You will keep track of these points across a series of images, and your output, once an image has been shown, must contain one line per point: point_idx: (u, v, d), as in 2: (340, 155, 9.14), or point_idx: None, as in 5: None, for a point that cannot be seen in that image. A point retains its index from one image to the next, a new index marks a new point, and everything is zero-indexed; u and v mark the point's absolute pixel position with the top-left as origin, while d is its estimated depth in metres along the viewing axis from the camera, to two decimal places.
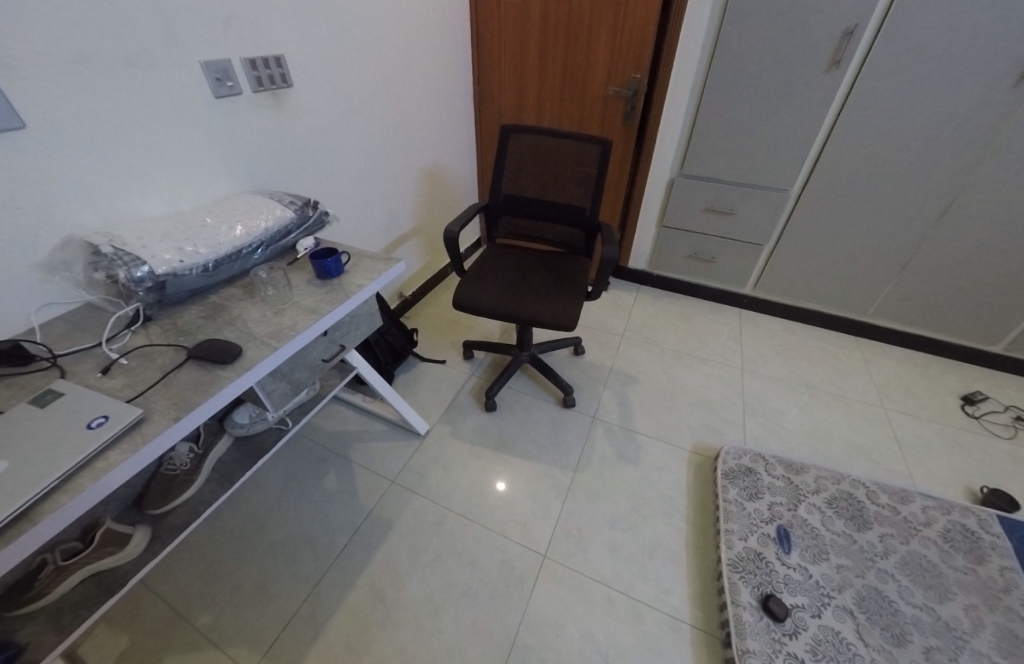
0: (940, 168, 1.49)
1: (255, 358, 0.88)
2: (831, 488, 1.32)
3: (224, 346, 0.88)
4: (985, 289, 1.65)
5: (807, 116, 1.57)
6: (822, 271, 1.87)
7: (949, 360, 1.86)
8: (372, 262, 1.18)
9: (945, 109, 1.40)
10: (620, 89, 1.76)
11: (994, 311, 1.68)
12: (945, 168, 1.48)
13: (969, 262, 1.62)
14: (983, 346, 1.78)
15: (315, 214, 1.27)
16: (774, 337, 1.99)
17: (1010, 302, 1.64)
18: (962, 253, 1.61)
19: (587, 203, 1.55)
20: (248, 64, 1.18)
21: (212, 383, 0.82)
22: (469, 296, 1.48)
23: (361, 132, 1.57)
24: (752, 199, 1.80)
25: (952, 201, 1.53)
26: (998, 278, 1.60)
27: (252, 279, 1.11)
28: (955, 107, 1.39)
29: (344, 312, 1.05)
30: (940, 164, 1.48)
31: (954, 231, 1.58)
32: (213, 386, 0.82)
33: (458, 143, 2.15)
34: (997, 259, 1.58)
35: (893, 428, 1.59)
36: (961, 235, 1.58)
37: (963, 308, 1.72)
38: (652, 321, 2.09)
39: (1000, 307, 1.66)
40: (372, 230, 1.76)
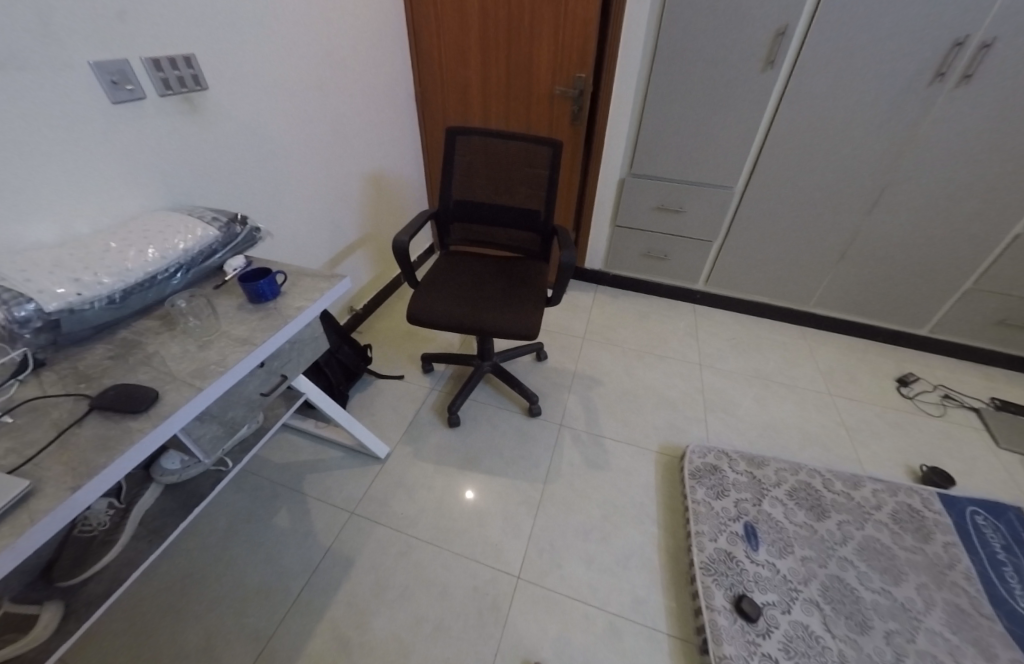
0: (869, 163, 1.56)
1: (177, 403, 0.75)
2: (790, 479, 1.36)
3: (134, 391, 0.74)
4: (913, 276, 1.75)
5: (747, 114, 1.60)
6: (768, 265, 1.93)
7: (884, 344, 1.97)
8: (313, 281, 1.05)
9: (871, 107, 1.46)
10: (565, 89, 1.72)
11: (921, 296, 1.79)
12: (873, 163, 1.56)
13: (897, 252, 1.72)
14: (911, 330, 1.91)
15: (244, 229, 1.14)
16: (728, 331, 2.04)
17: (935, 287, 1.75)
18: (892, 243, 1.70)
19: (540, 206, 1.50)
20: (151, 64, 1.04)
21: (120, 440, 0.69)
22: (424, 308, 1.39)
23: (291, 136, 1.44)
24: (701, 196, 1.82)
25: (881, 194, 1.61)
26: (924, 265, 1.71)
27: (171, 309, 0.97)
28: (880, 105, 1.45)
29: (283, 340, 0.93)
30: (868, 160, 1.55)
31: (883, 222, 1.66)
32: (122, 443, 0.69)
33: (402, 147, 2.05)
34: (922, 247, 1.67)
35: (840, 414, 1.66)
36: (889, 226, 1.67)
37: (895, 294, 1.82)
38: (612, 321, 2.09)
39: (926, 293, 1.77)
40: (312, 243, 1.64)
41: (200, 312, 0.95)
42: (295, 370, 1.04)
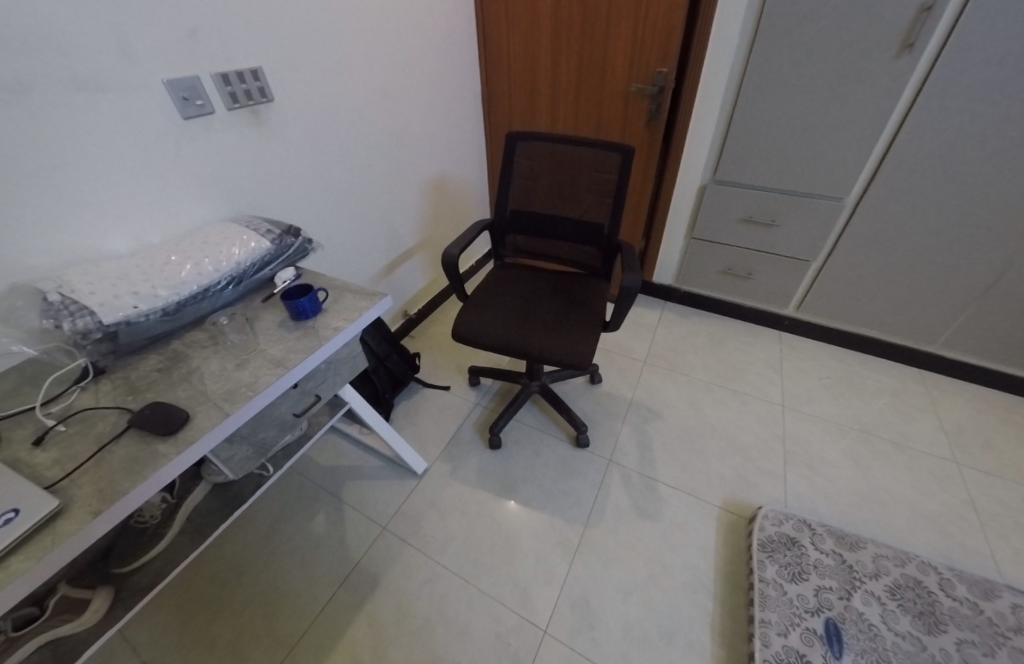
0: None
1: (203, 428, 0.75)
2: (893, 572, 1.11)
3: (167, 411, 0.75)
4: None
5: (871, 111, 1.30)
6: (883, 294, 1.59)
7: None
8: (355, 297, 1.02)
9: None
10: (643, 85, 1.54)
11: None
12: None
13: None
14: None
15: (297, 241, 1.14)
16: (822, 368, 1.73)
17: None
18: None
19: (605, 219, 1.36)
20: (220, 79, 1.06)
21: (146, 463, 0.70)
22: (468, 325, 1.31)
23: (353, 144, 1.44)
24: (800, 210, 1.55)
25: None
26: None
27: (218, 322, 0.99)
28: None
29: (317, 361, 0.90)
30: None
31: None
32: (146, 467, 0.69)
33: (465, 150, 1.99)
34: None
35: (969, 490, 1.32)
36: None
37: None
38: (681, 344, 1.88)
39: None
40: (369, 249, 1.65)
41: (242, 327, 0.95)
42: (331, 390, 0.99)
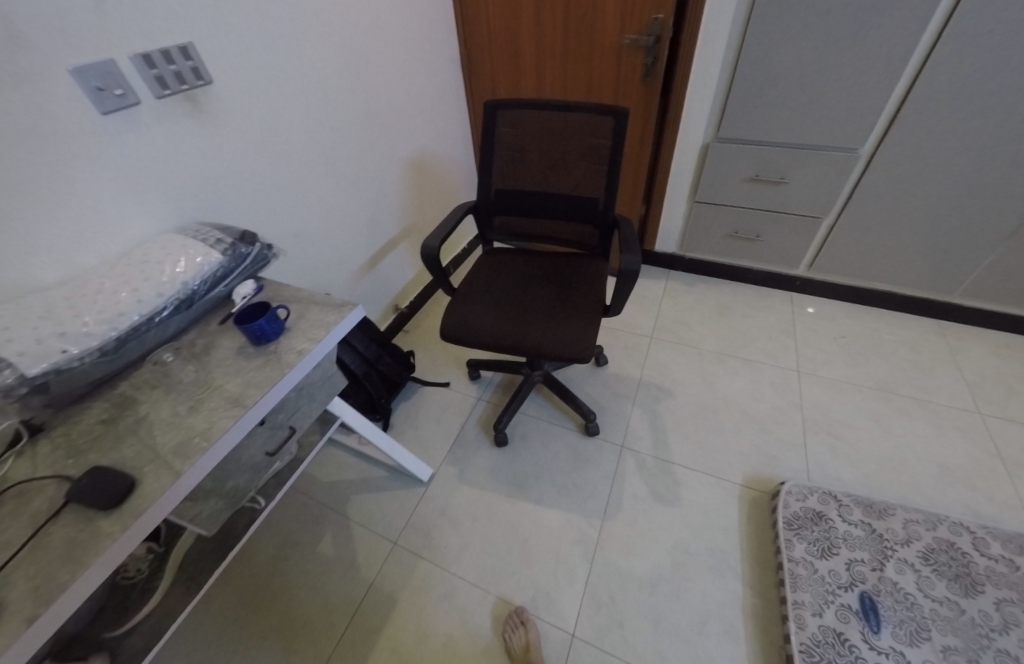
0: None
1: (152, 495, 0.63)
2: (925, 537, 1.08)
3: (108, 479, 0.64)
4: None
5: (888, 49, 1.25)
6: (892, 241, 1.60)
7: None
8: (321, 310, 0.91)
9: None
10: (637, 37, 1.42)
11: None
12: None
13: None
14: None
15: (254, 248, 1.01)
16: (838, 328, 1.74)
17: None
18: None
19: (599, 193, 1.24)
20: (141, 60, 0.89)
21: (87, 547, 0.59)
22: (460, 322, 1.20)
23: (318, 131, 1.31)
24: (812, 164, 1.52)
25: None
26: None
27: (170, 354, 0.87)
28: None
29: (282, 392, 0.78)
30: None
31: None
32: (87, 552, 0.58)
33: (450, 126, 1.87)
34: None
35: (993, 440, 1.34)
36: None
37: None
38: (686, 315, 1.83)
39: None
40: (347, 244, 1.53)
41: (191, 361, 0.84)
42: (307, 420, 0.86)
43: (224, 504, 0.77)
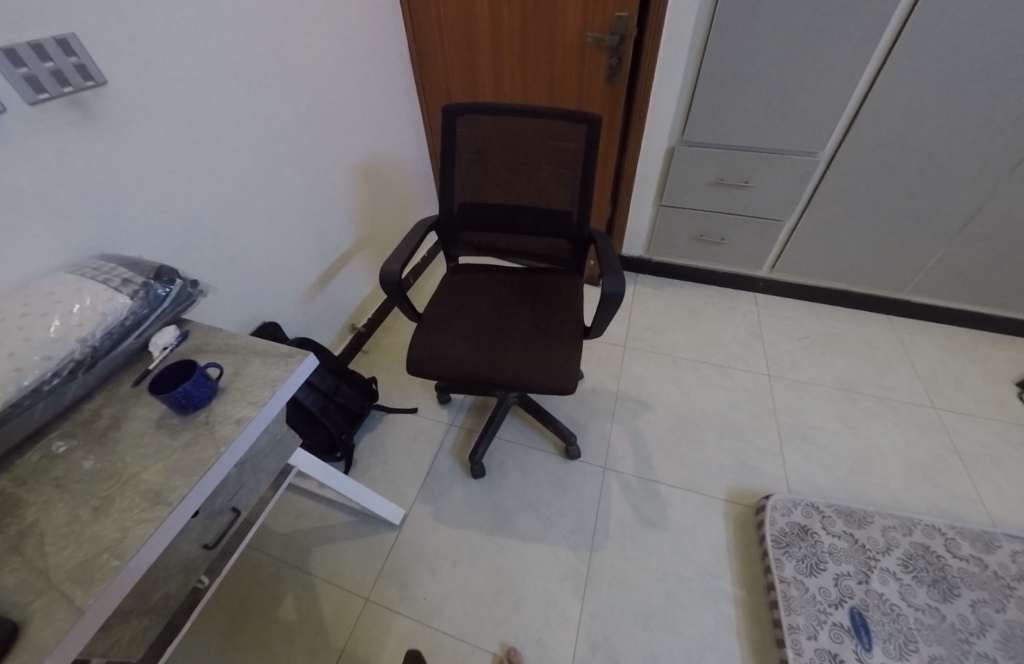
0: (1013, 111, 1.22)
1: (43, 647, 0.49)
2: (903, 543, 1.10)
3: None
4: None
5: (847, 55, 1.24)
6: (850, 242, 1.63)
7: (993, 335, 1.69)
8: (263, 365, 0.78)
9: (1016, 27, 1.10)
10: (600, 36, 1.34)
11: None
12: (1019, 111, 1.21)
13: None
14: None
15: (174, 288, 0.85)
16: (800, 327, 1.77)
17: None
18: None
19: (571, 205, 1.16)
20: (4, 56, 0.70)
21: None
22: (428, 354, 1.09)
23: (248, 138, 1.13)
24: (775, 169, 1.52)
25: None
26: None
27: (69, 429, 0.71)
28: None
29: (218, 476, 0.65)
30: (1017, 106, 1.20)
31: (1016, 188, 1.34)
32: None
33: (403, 126, 1.71)
34: None
35: (949, 434, 1.40)
36: None
37: (1018, 278, 1.52)
38: (657, 321, 1.81)
39: None
40: (292, 264, 1.36)
41: (97, 442, 0.68)
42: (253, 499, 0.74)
43: (150, 621, 0.63)
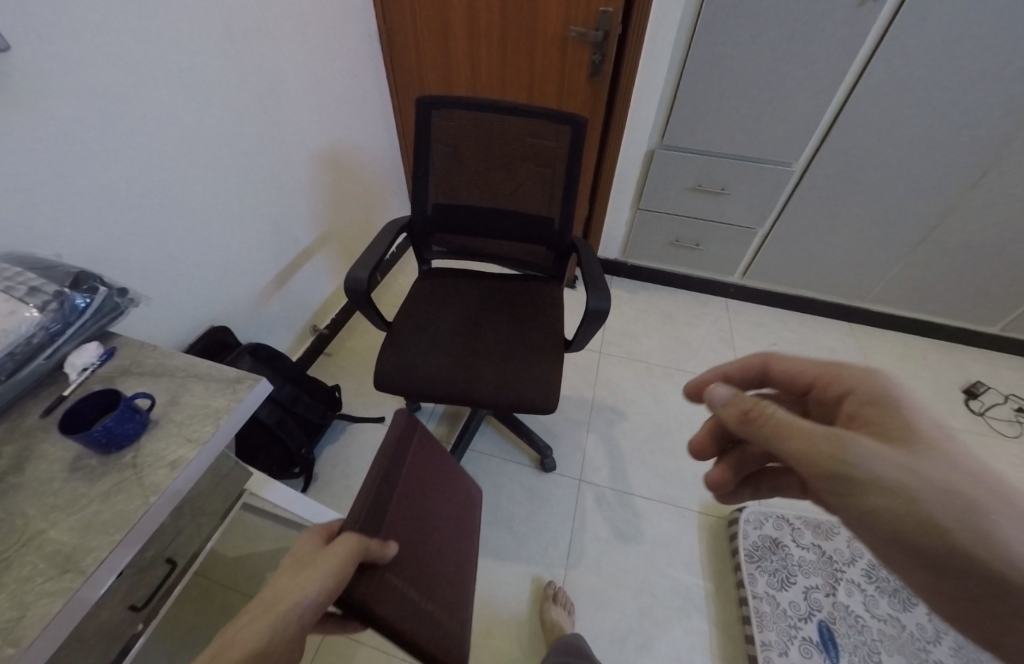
0: (976, 132, 1.24)
1: None
2: (867, 553, 1.13)
3: None
4: (994, 270, 1.52)
5: (826, 68, 1.23)
6: (819, 252, 1.65)
7: (942, 343, 1.78)
8: (205, 393, 0.68)
9: (983, 52, 1.12)
10: (583, 30, 1.27)
11: (998, 294, 1.58)
12: (982, 133, 1.24)
13: (982, 243, 1.46)
14: (979, 327, 1.71)
15: (95, 297, 0.73)
16: (769, 333, 1.80)
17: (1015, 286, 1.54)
18: (983, 232, 1.44)
19: (553, 212, 1.10)
20: None
21: None
22: (397, 369, 1.01)
23: (187, 122, 0.99)
24: (752, 177, 1.51)
25: (980, 176, 1.32)
26: (1009, 257, 1.47)
27: None
28: (994, 51, 1.11)
29: (148, 531, 0.56)
30: (981, 128, 1.23)
31: (974, 206, 1.38)
32: None
33: (371, 113, 1.59)
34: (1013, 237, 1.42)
35: None
36: (982, 213, 1.40)
37: (968, 290, 1.60)
38: (632, 326, 1.79)
39: (1004, 290, 1.56)
40: (244, 262, 1.24)
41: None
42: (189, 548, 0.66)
43: None
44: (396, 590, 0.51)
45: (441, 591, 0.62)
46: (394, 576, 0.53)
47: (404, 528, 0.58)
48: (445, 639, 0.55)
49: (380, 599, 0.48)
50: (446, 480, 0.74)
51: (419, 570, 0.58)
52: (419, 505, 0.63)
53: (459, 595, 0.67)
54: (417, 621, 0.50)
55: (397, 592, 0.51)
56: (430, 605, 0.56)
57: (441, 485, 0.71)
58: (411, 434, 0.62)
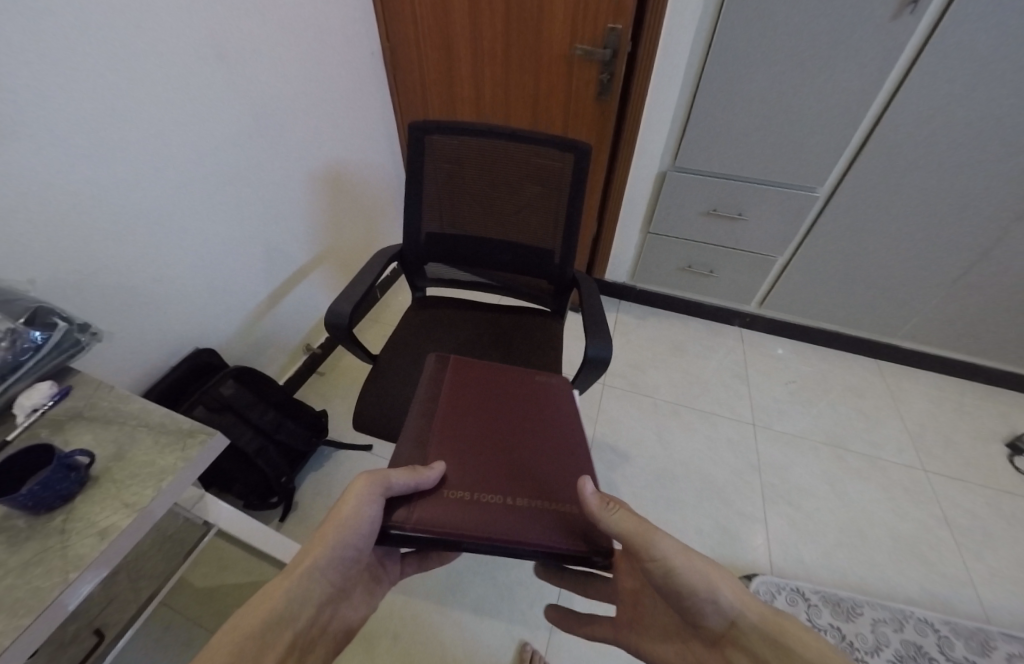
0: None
1: None
2: (894, 641, 1.04)
3: None
4: None
5: (854, 93, 1.13)
6: (844, 285, 1.53)
7: (982, 386, 1.62)
8: (151, 448, 0.63)
9: None
10: (590, 48, 1.20)
11: None
12: None
13: None
14: None
15: (52, 334, 0.69)
16: (789, 370, 1.67)
17: None
18: None
19: (554, 244, 1.03)
20: None
21: None
22: (376, 409, 0.95)
23: (173, 144, 0.96)
24: (771, 203, 1.40)
25: None
26: None
27: None
28: None
29: (64, 612, 0.51)
30: None
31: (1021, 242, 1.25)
32: None
33: (374, 129, 1.55)
34: None
35: (938, 500, 1.32)
36: None
37: (1013, 331, 1.45)
38: (640, 357, 1.70)
39: None
40: (234, 284, 1.20)
41: None
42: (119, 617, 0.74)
43: None
44: (447, 494, 0.55)
45: (538, 481, 0.59)
46: (452, 489, 0.56)
47: (460, 442, 0.62)
48: (533, 524, 0.53)
49: (422, 507, 0.54)
50: (537, 382, 0.72)
51: (487, 473, 0.59)
52: (480, 420, 0.65)
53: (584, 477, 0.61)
54: (469, 518, 0.53)
55: (445, 496, 0.55)
56: (502, 497, 0.55)
57: (525, 392, 0.70)
58: (448, 378, 0.70)
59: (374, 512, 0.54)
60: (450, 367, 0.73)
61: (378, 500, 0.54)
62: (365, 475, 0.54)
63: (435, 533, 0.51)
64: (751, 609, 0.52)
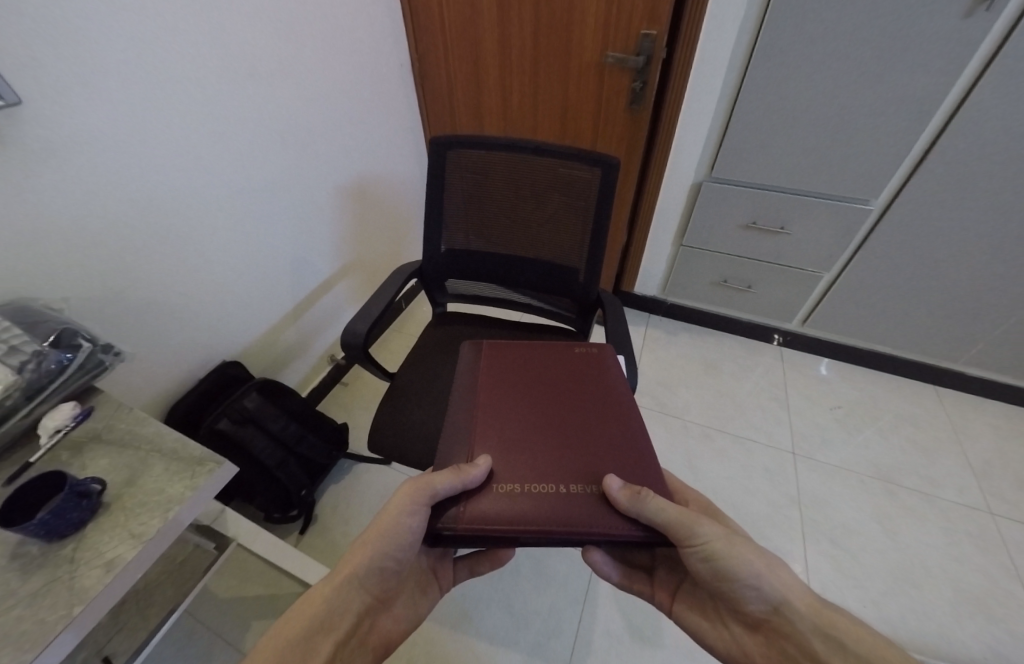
0: None
1: None
2: None
3: None
4: None
5: (917, 98, 1.02)
6: (900, 304, 1.40)
7: None
8: (163, 475, 0.63)
9: None
10: (623, 56, 1.15)
11: None
12: None
13: None
14: None
15: (77, 355, 0.70)
16: (833, 394, 1.55)
17: None
18: None
19: (578, 261, 0.98)
20: None
21: None
22: (391, 430, 0.93)
23: (203, 162, 0.97)
24: (817, 217, 1.30)
25: None
26: None
27: None
28: None
29: (67, 645, 0.51)
30: None
31: None
32: None
33: (402, 141, 1.55)
34: None
35: (1008, 548, 1.18)
36: None
37: None
38: (670, 375, 1.62)
39: None
40: (260, 297, 1.22)
41: None
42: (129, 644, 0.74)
43: None
44: (495, 487, 0.56)
45: (587, 464, 0.58)
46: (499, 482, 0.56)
47: (506, 433, 0.62)
48: (586, 512, 0.53)
49: (471, 504, 0.55)
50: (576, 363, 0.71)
51: (534, 461, 0.58)
52: (522, 410, 0.64)
53: (633, 455, 0.59)
54: (522, 510, 0.53)
55: (494, 490, 0.55)
56: (555, 487, 0.55)
57: (566, 374, 0.69)
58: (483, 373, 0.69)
59: (418, 519, 0.55)
60: (485, 358, 0.73)
61: (422, 508, 0.55)
62: (411, 481, 0.56)
63: (488, 528, 0.53)
64: (797, 595, 0.54)
